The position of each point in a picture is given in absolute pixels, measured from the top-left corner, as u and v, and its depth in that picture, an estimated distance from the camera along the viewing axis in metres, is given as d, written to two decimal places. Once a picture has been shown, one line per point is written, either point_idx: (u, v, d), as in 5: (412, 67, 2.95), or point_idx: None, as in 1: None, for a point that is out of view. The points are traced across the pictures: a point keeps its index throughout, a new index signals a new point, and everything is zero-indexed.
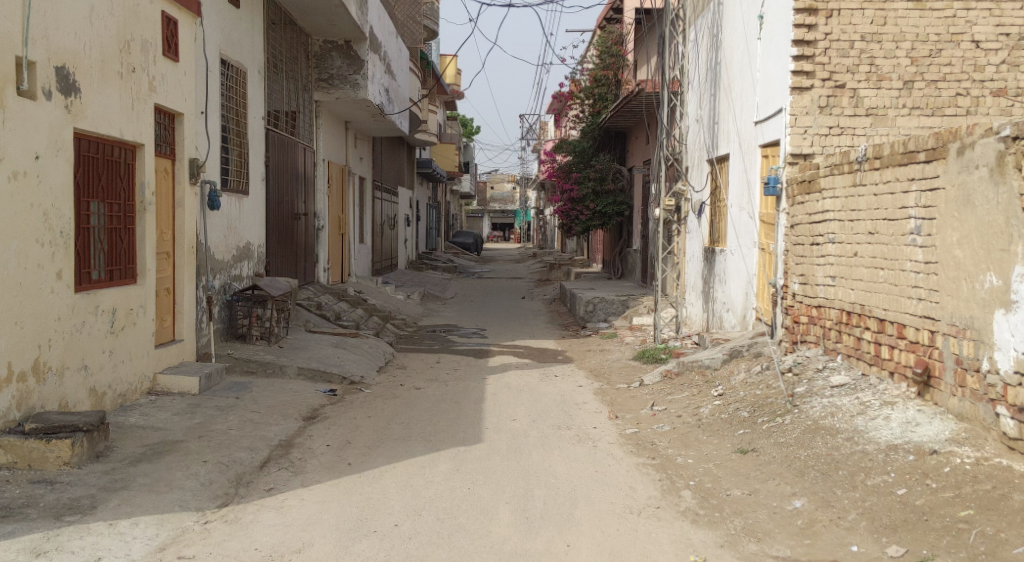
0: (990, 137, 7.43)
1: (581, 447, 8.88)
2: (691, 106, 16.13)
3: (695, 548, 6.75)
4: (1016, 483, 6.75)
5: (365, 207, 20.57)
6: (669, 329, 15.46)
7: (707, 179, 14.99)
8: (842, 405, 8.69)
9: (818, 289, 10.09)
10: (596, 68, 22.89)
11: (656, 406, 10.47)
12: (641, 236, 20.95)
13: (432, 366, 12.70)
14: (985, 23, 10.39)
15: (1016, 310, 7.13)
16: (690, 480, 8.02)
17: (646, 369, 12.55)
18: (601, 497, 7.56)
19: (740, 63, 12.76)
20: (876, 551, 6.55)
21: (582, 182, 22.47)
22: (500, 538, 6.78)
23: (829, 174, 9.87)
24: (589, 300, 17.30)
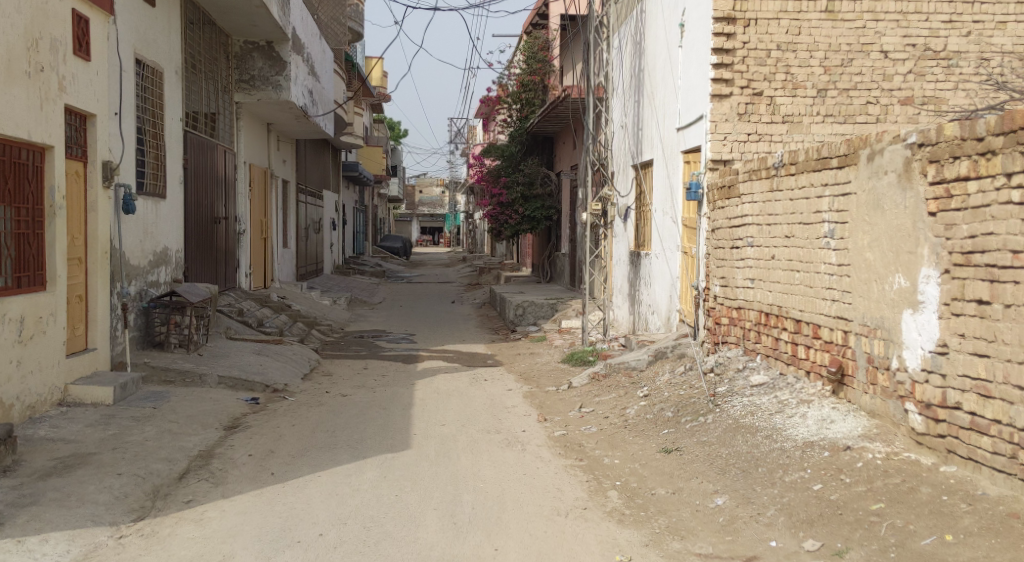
0: (897, 144, 7.68)
1: (510, 451, 9.02)
2: (616, 111, 16.33)
3: (621, 548, 6.92)
4: (923, 476, 6.97)
5: (289, 211, 20.50)
6: (597, 332, 15.66)
7: (632, 185, 15.19)
8: (761, 404, 8.95)
9: (739, 291, 10.36)
10: (522, 73, 23.06)
11: (584, 407, 10.67)
12: (569, 240, 21.17)
13: (359, 373, 12.75)
14: (893, 34, 10.78)
15: (922, 310, 7.35)
16: (615, 480, 8.22)
17: (574, 372, 12.73)
18: (530, 500, 7.71)
19: (662, 70, 13.02)
20: (794, 546, 6.73)
21: (511, 186, 22.69)
22: (426, 544, 6.88)
23: (747, 180, 10.14)
24: (518, 304, 17.47)
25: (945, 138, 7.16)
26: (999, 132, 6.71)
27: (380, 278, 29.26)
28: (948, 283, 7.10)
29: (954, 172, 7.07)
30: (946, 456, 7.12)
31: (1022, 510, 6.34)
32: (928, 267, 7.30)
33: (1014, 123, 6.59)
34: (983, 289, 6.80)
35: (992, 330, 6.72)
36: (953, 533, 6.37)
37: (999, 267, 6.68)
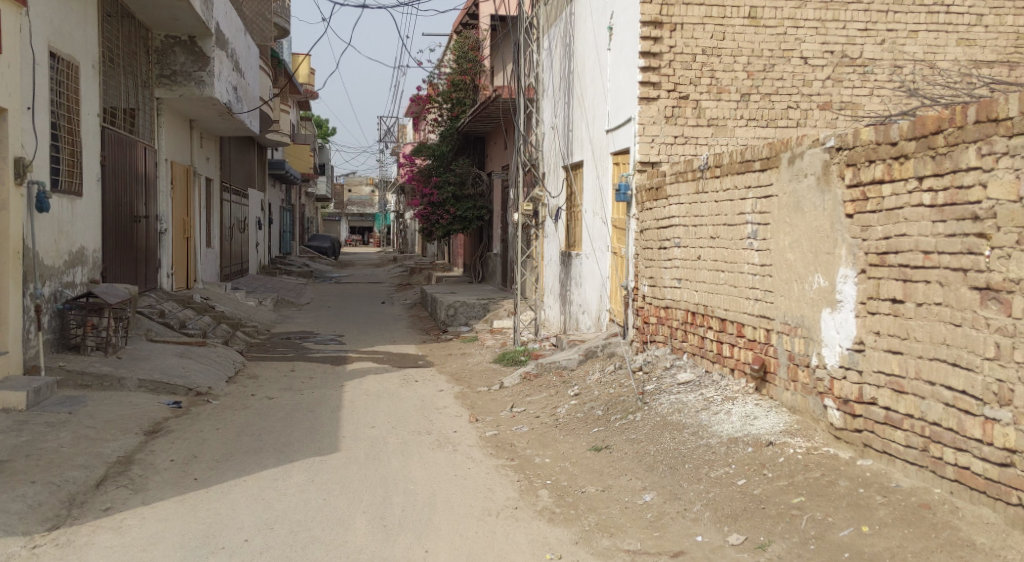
0: (817, 148, 7.90)
1: (441, 452, 9.11)
2: (547, 112, 16.47)
3: (551, 546, 7.03)
4: (841, 470, 7.14)
5: (213, 210, 20.33)
6: (528, 332, 15.77)
7: (563, 186, 15.30)
8: (687, 401, 9.15)
9: (666, 291, 10.57)
10: (453, 73, 23.12)
11: (515, 407, 10.79)
12: (501, 241, 21.28)
13: (285, 374, 12.75)
14: (813, 40, 11.04)
15: (840, 309, 7.57)
16: (546, 479, 8.35)
17: (505, 372, 12.87)
18: (460, 501, 7.80)
19: (592, 72, 13.18)
20: (718, 540, 6.88)
21: (442, 186, 22.62)
22: (355, 548, 6.92)
23: (674, 181, 10.34)
24: (450, 304, 17.42)
25: (862, 142, 7.37)
26: (911, 138, 6.90)
27: (309, 278, 29.18)
28: (865, 283, 7.31)
29: (870, 175, 7.27)
30: (862, 450, 7.33)
31: (933, 502, 6.47)
32: (845, 267, 7.51)
33: (926, 127, 6.75)
34: (896, 288, 6.99)
35: (905, 328, 6.91)
36: (870, 524, 6.46)
37: (911, 267, 6.85)
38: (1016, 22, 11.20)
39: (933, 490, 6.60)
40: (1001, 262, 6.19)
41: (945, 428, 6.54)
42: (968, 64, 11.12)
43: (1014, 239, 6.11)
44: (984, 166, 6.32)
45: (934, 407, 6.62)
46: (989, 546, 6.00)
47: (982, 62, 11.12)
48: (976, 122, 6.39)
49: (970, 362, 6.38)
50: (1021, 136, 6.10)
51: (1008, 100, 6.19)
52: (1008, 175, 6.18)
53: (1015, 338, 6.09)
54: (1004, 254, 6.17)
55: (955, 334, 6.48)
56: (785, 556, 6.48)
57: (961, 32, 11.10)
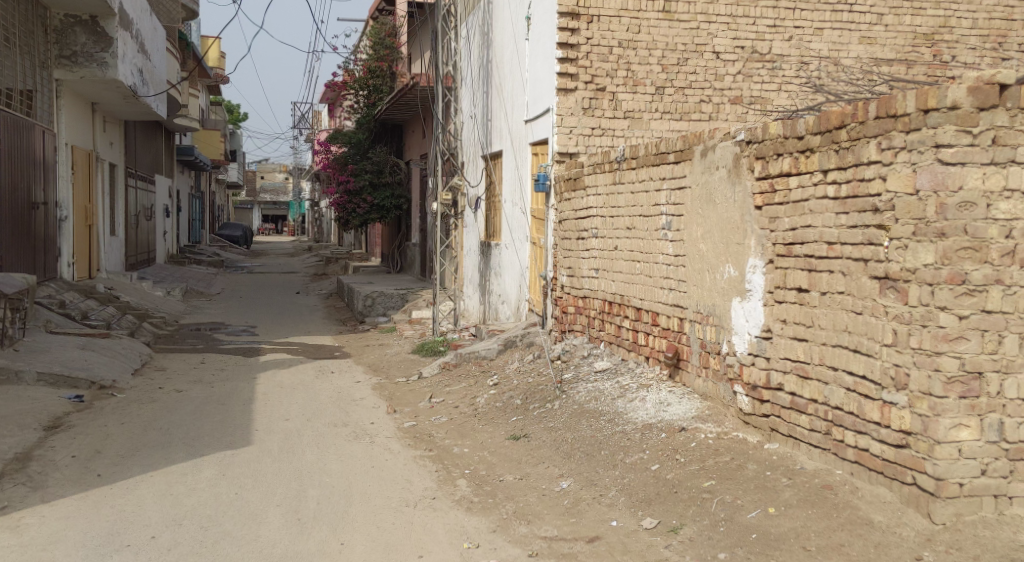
0: (728, 141, 8.10)
1: (358, 444, 9.16)
2: (464, 100, 16.58)
3: (469, 535, 7.10)
4: (750, 454, 7.36)
5: (116, 198, 20.04)
6: (447, 322, 15.86)
7: (481, 175, 15.42)
8: (603, 389, 9.34)
9: (584, 281, 10.73)
10: (369, 60, 22.95)
11: (433, 398, 10.86)
12: (420, 230, 21.33)
13: (193, 367, 12.67)
14: (724, 35, 11.30)
15: (749, 298, 7.80)
16: (464, 469, 8.47)
17: (424, 362, 12.96)
18: (376, 492, 7.87)
19: (510, 62, 13.30)
20: (633, 524, 7.03)
21: (359, 174, 22.68)
22: (269, 542, 6.91)
23: (592, 172, 10.49)
24: (368, 295, 17.45)
25: (770, 136, 7.58)
26: (817, 132, 7.09)
27: (221, 268, 28.92)
28: (773, 272, 7.54)
29: (778, 168, 7.49)
30: (770, 434, 7.58)
31: (835, 483, 6.68)
32: (755, 258, 7.73)
33: (830, 122, 6.93)
34: (802, 278, 7.23)
35: (810, 316, 7.15)
36: (775, 505, 6.63)
37: (816, 257, 7.08)
38: (913, 21, 11.48)
39: (835, 472, 6.83)
40: (898, 252, 6.33)
41: (846, 412, 6.77)
42: (870, 63, 11.47)
43: (910, 231, 6.25)
44: (883, 160, 6.44)
45: (836, 392, 6.85)
46: (887, 524, 6.20)
47: (883, 60, 11.46)
48: (875, 118, 6.50)
49: (869, 348, 6.57)
50: (918, 131, 6.22)
51: (905, 96, 6.29)
52: (905, 169, 6.30)
53: (911, 325, 6.25)
54: (901, 244, 6.31)
55: (856, 322, 6.69)
56: (695, 539, 6.63)
57: (862, 31, 11.45)
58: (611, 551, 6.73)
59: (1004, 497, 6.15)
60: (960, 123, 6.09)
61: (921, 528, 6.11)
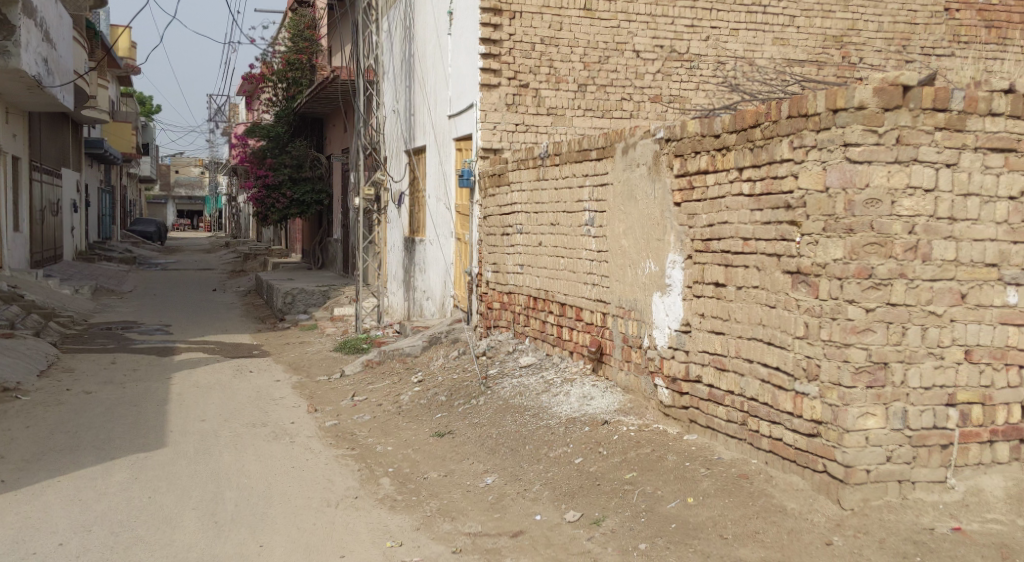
0: (648, 139, 8.25)
1: (278, 444, 9.17)
2: (386, 95, 16.57)
3: (391, 533, 7.16)
4: (669, 445, 7.52)
5: (19, 192, 19.61)
6: (370, 318, 15.84)
7: (405, 169, 15.41)
8: (528, 383, 9.47)
9: (509, 276, 10.84)
10: (289, 52, 22.69)
11: (356, 396, 10.88)
12: (342, 226, 21.26)
13: (105, 367, 12.53)
14: (644, 35, 11.48)
15: (669, 292, 7.97)
16: (387, 467, 8.51)
17: (347, 360, 12.96)
18: (297, 493, 7.89)
19: (433, 56, 13.34)
20: (556, 518, 7.14)
21: (278, 168, 22.36)
22: (185, 545, 6.89)
23: (516, 168, 10.58)
24: (287, 292, 17.33)
25: (688, 134, 7.74)
26: (733, 131, 7.27)
27: (133, 265, 28.46)
28: (691, 267, 7.71)
29: (695, 165, 7.66)
30: (689, 425, 7.76)
31: (751, 472, 6.88)
32: (674, 253, 7.89)
33: (745, 121, 7.11)
34: (718, 273, 7.41)
35: (726, 310, 7.34)
36: (694, 495, 6.80)
37: (732, 252, 7.27)
38: (825, 23, 11.77)
39: (751, 461, 7.03)
40: (809, 247, 6.54)
41: (761, 403, 6.97)
42: (784, 63, 11.76)
43: (821, 226, 6.45)
44: (795, 158, 6.63)
45: (752, 383, 7.05)
46: (799, 511, 6.40)
47: (796, 61, 11.76)
48: (788, 117, 6.69)
49: (782, 340, 6.77)
50: (828, 130, 6.41)
51: (815, 96, 6.49)
52: (815, 167, 6.50)
53: (822, 318, 6.46)
54: (811, 240, 6.52)
55: (770, 315, 6.88)
56: (616, 530, 6.76)
57: (775, 32, 11.73)
58: (535, 545, 6.84)
59: (908, 482, 6.35)
60: (867, 122, 6.28)
61: (831, 514, 6.32)
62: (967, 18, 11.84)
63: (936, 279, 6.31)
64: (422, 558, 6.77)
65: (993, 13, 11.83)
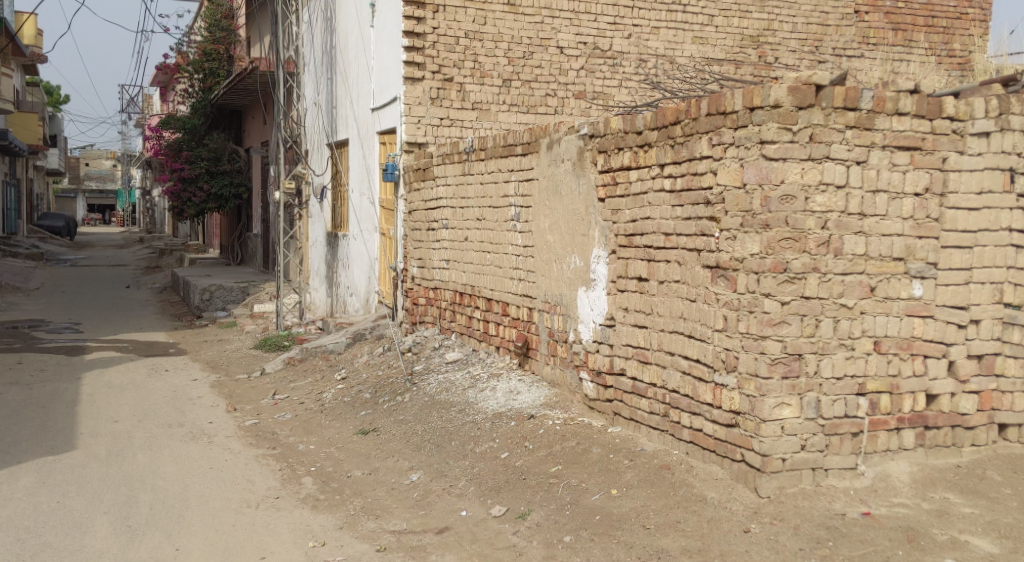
0: (572, 135, 8.35)
1: (195, 445, 9.11)
2: (307, 87, 16.50)
3: (313, 533, 7.18)
4: (594, 438, 7.63)
5: None
6: (293, 315, 15.75)
7: (327, 163, 15.35)
8: (455, 379, 9.54)
9: (435, 272, 10.89)
10: (204, 41, 21.97)
11: (277, 394, 10.85)
12: (262, 220, 21.11)
13: (13, 368, 12.29)
14: (568, 31, 11.61)
15: (594, 287, 8.08)
16: (309, 467, 8.51)
17: (267, 358, 12.91)
18: (216, 495, 7.87)
19: (355, 48, 13.32)
20: (481, 513, 7.21)
21: (194, 161, 21.89)
22: (97, 550, 6.85)
23: (441, 163, 10.62)
24: (205, 289, 17.27)
25: (611, 130, 7.85)
26: (654, 128, 7.40)
27: (40, 262, 27.80)
28: (615, 262, 7.84)
29: (618, 161, 7.78)
30: (613, 418, 7.90)
31: (672, 463, 7.02)
32: (599, 248, 8.02)
33: (666, 118, 7.24)
34: (641, 268, 7.54)
35: (649, 304, 7.47)
36: (618, 487, 6.93)
37: (654, 247, 7.41)
38: (742, 23, 12.07)
39: (672, 452, 7.17)
40: (727, 242, 6.69)
41: (682, 395, 7.13)
42: (702, 61, 11.99)
43: (738, 222, 6.61)
44: (714, 155, 6.78)
45: (673, 375, 7.21)
46: (718, 500, 6.55)
47: (714, 60, 11.99)
48: (707, 115, 6.84)
49: (703, 333, 6.93)
50: (745, 128, 6.56)
51: (733, 94, 6.65)
52: (733, 164, 6.65)
53: (740, 311, 6.62)
54: (730, 235, 6.67)
55: (690, 308, 7.04)
56: (542, 523, 6.85)
57: (695, 31, 11.97)
58: (460, 540, 6.90)
59: (820, 469, 6.54)
60: (782, 120, 6.43)
61: (749, 502, 6.49)
62: (875, 20, 12.41)
63: (847, 272, 6.51)
64: (344, 557, 6.80)
65: (899, 16, 12.47)
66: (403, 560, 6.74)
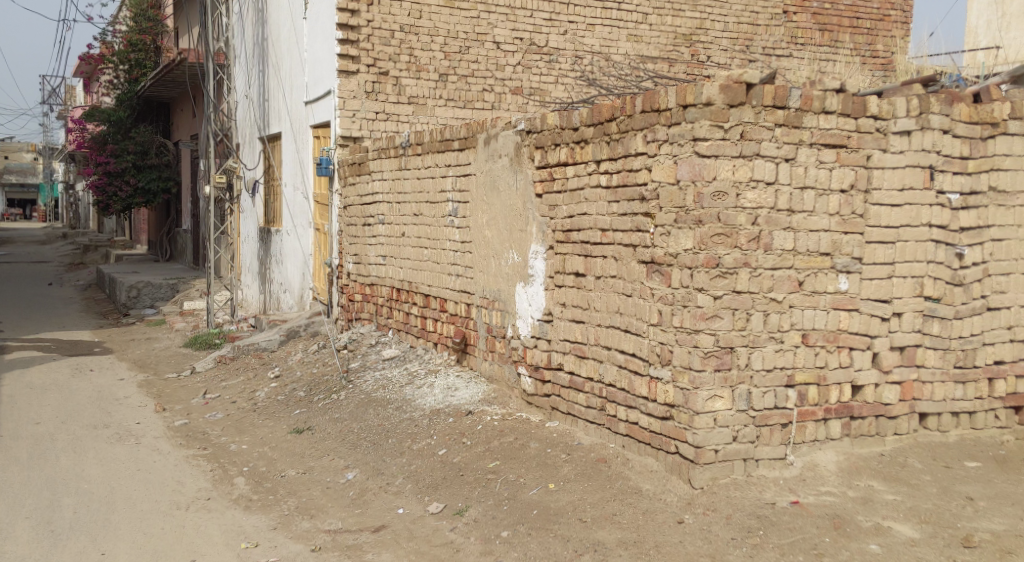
0: (509, 130, 8.41)
1: (121, 446, 9.02)
2: (238, 79, 16.36)
3: (246, 534, 7.16)
4: (532, 433, 7.71)
5: None
6: (225, 312, 15.63)
7: (258, 157, 15.24)
8: (392, 376, 9.58)
9: (371, 268, 10.88)
10: (129, 31, 21.54)
11: (208, 393, 10.78)
12: (192, 215, 20.93)
13: None
14: (503, 26, 11.66)
15: (531, 283, 8.14)
16: (242, 467, 8.48)
17: (198, 356, 12.82)
18: (144, 497, 7.81)
19: (288, 41, 13.25)
20: (418, 510, 7.25)
21: (120, 155, 21.18)
22: (20, 557, 6.78)
23: (376, 157, 10.62)
24: (132, 286, 17.10)
25: (548, 126, 7.92)
26: (590, 124, 7.47)
27: None
28: (553, 258, 7.91)
29: (555, 157, 7.84)
30: (550, 413, 7.98)
31: (608, 456, 7.13)
32: (537, 244, 8.08)
33: (602, 115, 7.32)
34: (579, 263, 7.62)
35: (586, 299, 7.56)
36: (555, 482, 7.02)
37: (591, 243, 7.49)
38: (674, 22, 12.23)
39: (609, 446, 7.28)
40: (662, 238, 6.81)
41: (618, 389, 7.23)
42: (636, 59, 12.11)
43: (672, 218, 6.72)
44: (648, 152, 6.88)
45: (609, 369, 7.30)
46: (653, 492, 6.68)
47: (648, 58, 12.13)
48: (642, 112, 6.94)
49: (638, 328, 7.03)
50: (678, 125, 6.67)
51: (667, 92, 6.75)
52: (667, 160, 6.75)
53: (674, 305, 6.73)
54: (664, 231, 6.78)
55: (626, 303, 7.14)
56: (479, 519, 6.90)
57: (630, 29, 12.10)
58: (397, 538, 6.93)
59: (751, 460, 6.67)
60: (714, 118, 6.54)
61: (682, 493, 6.61)
62: (803, 21, 12.65)
63: (776, 267, 6.64)
64: (277, 558, 6.81)
65: (826, 17, 12.74)
66: (338, 559, 6.76)
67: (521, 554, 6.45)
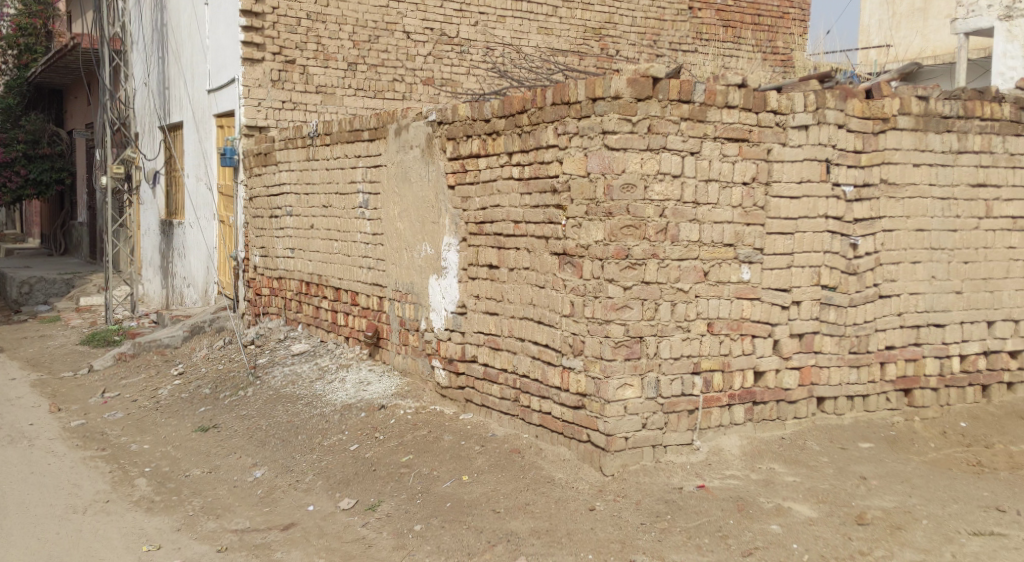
0: (420, 121, 8.45)
1: (14, 449, 8.81)
2: (134, 67, 16.00)
3: (149, 537, 7.08)
4: (445, 425, 7.79)
5: None
6: (123, 308, 15.30)
7: (158, 147, 14.95)
8: (302, 371, 9.57)
9: (279, 261, 10.81)
10: (18, 14, 20.63)
11: (106, 393, 10.55)
12: (87, 207, 20.42)
13: None
14: (413, 16, 11.66)
15: (444, 276, 8.21)
16: (144, 467, 8.37)
17: (94, 355, 12.54)
18: (38, 501, 7.65)
19: (188, 28, 13.04)
20: (327, 506, 7.27)
21: (9, 145, 20.46)
22: None
23: (283, 147, 10.53)
24: (25, 281, 16.68)
25: (459, 118, 7.97)
26: (502, 116, 7.56)
27: None
28: (466, 250, 7.99)
29: (467, 149, 7.90)
30: (464, 405, 8.07)
31: (522, 447, 7.26)
32: (449, 236, 8.14)
33: (513, 107, 7.42)
34: (492, 255, 7.72)
35: (500, 291, 7.66)
36: (468, 473, 7.11)
37: (504, 235, 7.59)
38: (584, 15, 12.41)
39: (522, 436, 7.41)
40: (573, 230, 6.95)
41: (532, 379, 7.35)
42: (547, 52, 12.27)
43: (583, 210, 6.86)
44: (559, 144, 7.01)
45: (523, 360, 7.42)
46: (565, 481, 6.83)
47: (558, 50, 12.30)
48: (552, 104, 7.07)
49: (551, 319, 7.16)
50: (588, 118, 6.81)
51: (576, 85, 6.89)
52: (578, 153, 6.88)
53: (585, 296, 6.89)
54: (575, 223, 6.92)
55: (539, 295, 7.27)
56: (392, 514, 6.95)
57: (540, 21, 12.22)
58: (307, 536, 6.93)
59: (660, 446, 6.87)
60: (622, 111, 6.70)
61: (594, 480, 6.78)
62: (707, 17, 12.94)
63: (683, 258, 6.84)
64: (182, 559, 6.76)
65: (729, 14, 13.09)
66: (246, 558, 6.74)
67: (434, 547, 6.52)
